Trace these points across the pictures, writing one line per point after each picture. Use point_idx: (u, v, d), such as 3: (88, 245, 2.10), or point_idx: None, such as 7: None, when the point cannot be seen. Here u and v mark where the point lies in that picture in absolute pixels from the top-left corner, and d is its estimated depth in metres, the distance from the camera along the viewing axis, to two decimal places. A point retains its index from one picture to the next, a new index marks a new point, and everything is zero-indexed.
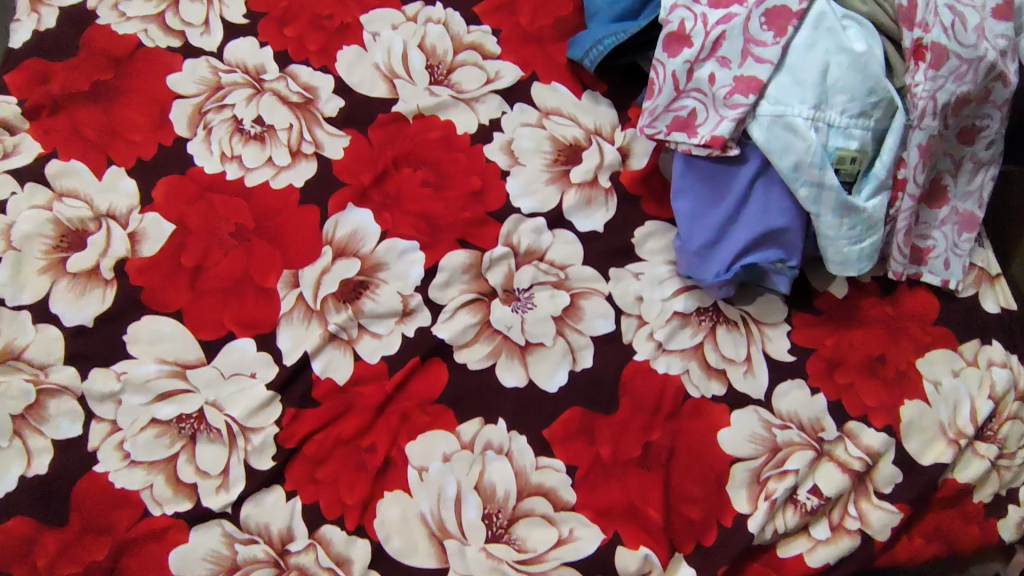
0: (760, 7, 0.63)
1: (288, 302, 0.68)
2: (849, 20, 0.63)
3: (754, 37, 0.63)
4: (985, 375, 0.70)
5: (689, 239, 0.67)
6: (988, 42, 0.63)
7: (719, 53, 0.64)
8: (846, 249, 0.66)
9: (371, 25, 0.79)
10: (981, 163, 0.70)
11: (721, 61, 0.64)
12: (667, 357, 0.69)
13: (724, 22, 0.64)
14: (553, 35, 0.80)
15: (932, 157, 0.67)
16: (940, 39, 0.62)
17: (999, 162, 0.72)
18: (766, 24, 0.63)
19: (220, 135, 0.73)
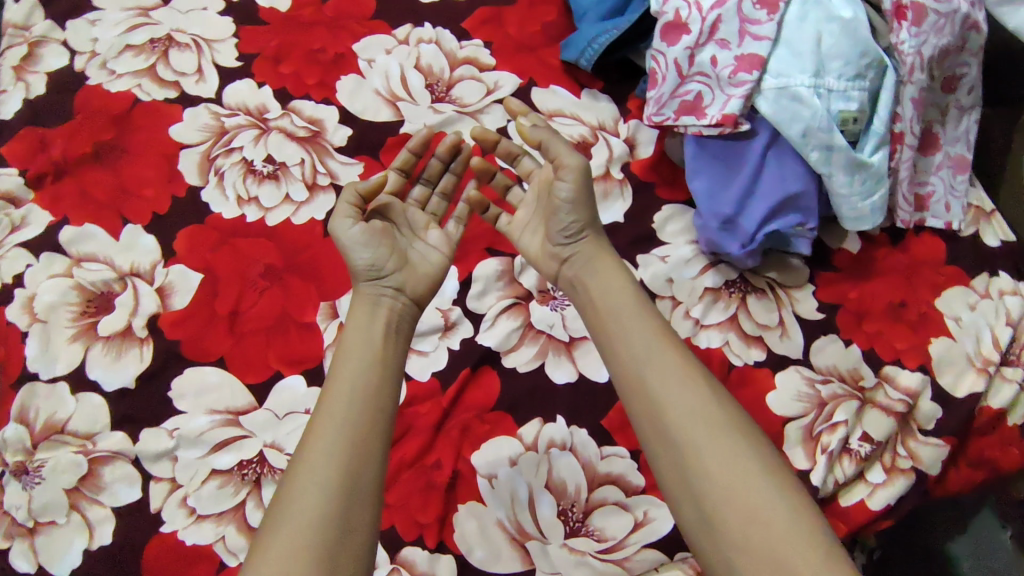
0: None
1: (331, 333, 0.68)
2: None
3: (748, 17, 0.66)
4: (999, 305, 0.75)
5: (711, 217, 0.70)
6: None
7: (717, 36, 0.68)
8: (860, 205, 0.69)
9: (365, 52, 0.80)
10: (964, 109, 0.75)
11: (720, 43, 0.67)
12: (706, 332, 0.72)
13: (718, 6, 0.67)
14: (544, 40, 0.82)
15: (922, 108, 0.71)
16: None
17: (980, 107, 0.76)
18: (758, 3, 0.66)
19: (233, 179, 0.73)
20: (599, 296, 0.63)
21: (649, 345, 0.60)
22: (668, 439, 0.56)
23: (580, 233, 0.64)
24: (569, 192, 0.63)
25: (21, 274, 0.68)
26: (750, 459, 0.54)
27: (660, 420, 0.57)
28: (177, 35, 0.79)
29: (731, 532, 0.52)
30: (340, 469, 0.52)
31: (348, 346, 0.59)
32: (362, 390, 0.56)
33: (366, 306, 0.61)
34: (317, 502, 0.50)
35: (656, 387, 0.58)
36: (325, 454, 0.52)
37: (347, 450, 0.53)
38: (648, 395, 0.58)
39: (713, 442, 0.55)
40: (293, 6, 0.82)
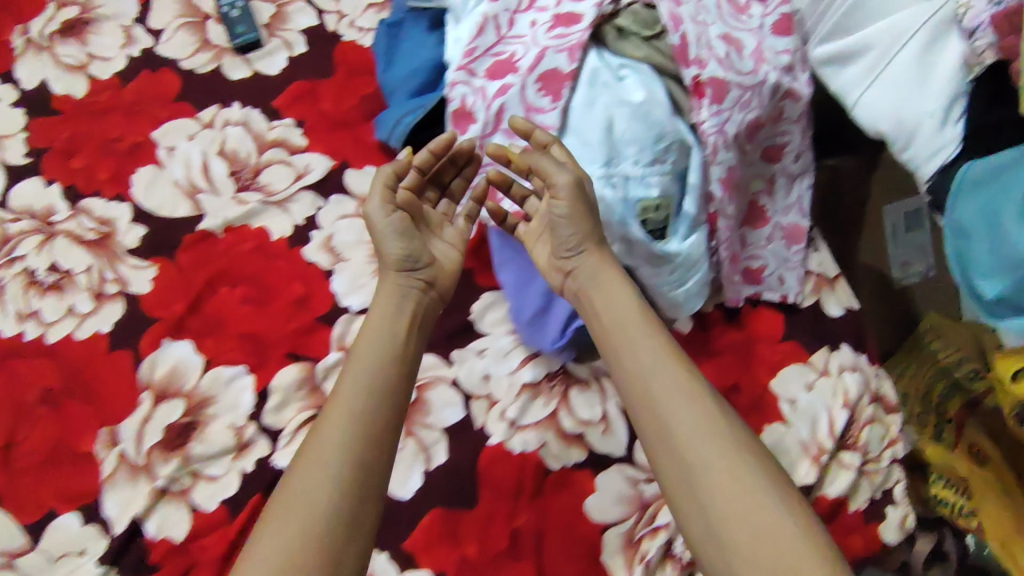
0: (532, 75, 0.61)
1: (110, 464, 0.63)
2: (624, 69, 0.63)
3: (533, 105, 0.61)
4: (837, 384, 0.70)
5: (520, 310, 0.67)
6: (767, 65, 0.63)
7: (504, 125, 0.62)
8: (672, 294, 0.65)
9: (165, 139, 0.75)
10: (795, 176, 0.70)
11: (507, 133, 0.63)
12: (522, 434, 0.67)
13: (502, 94, 0.61)
14: (361, 115, 0.77)
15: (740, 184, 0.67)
16: (717, 73, 0.61)
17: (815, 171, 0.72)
18: (542, 89, 0.61)
19: (13, 293, 0.68)
20: (600, 305, 0.58)
21: (627, 355, 0.56)
22: (661, 449, 0.52)
23: (582, 248, 0.59)
24: (568, 210, 0.57)
25: None
26: (748, 466, 0.49)
27: (663, 431, 0.52)
28: None
29: (742, 551, 0.46)
30: (337, 474, 0.50)
31: (371, 334, 0.57)
32: (377, 396, 0.54)
33: (397, 303, 0.59)
34: (320, 505, 0.48)
35: (660, 393, 0.53)
36: (322, 464, 0.50)
37: (363, 455, 0.51)
38: (654, 405, 0.53)
39: (715, 451, 0.50)
40: (91, 90, 0.77)
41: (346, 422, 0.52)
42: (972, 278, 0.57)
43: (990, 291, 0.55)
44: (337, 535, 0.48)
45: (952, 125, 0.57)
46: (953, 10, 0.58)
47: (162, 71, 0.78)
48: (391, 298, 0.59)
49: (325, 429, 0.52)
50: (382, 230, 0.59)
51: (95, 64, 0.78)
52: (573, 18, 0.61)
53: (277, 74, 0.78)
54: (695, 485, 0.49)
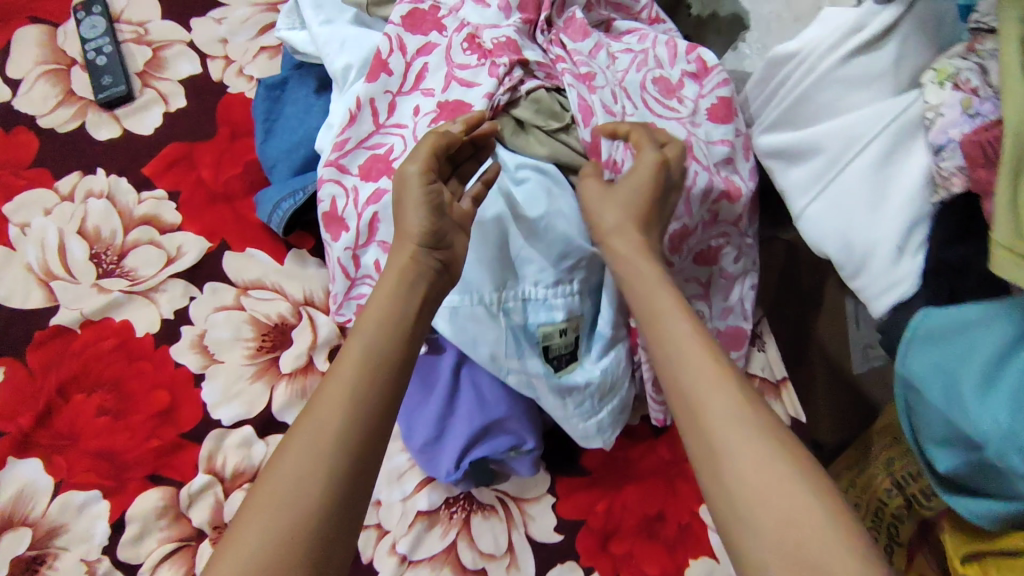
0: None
1: None
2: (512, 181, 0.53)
3: None
4: None
5: (411, 436, 0.58)
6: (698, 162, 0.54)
7: (378, 237, 0.52)
8: (582, 426, 0.55)
9: (18, 215, 0.65)
10: (734, 278, 0.59)
11: (382, 246, 0.52)
12: (414, 571, 0.59)
13: (375, 200, 0.51)
14: (243, 186, 0.67)
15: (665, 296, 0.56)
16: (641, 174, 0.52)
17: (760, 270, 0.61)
18: None
19: None
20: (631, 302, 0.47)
21: (675, 347, 0.43)
22: (699, 449, 0.39)
23: (606, 243, 0.49)
24: (607, 190, 0.50)
25: None
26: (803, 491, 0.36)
27: (701, 441, 0.39)
28: None
29: (754, 512, 0.36)
30: (329, 468, 0.38)
31: (390, 325, 0.44)
32: (369, 383, 0.41)
33: (416, 280, 0.46)
34: (301, 502, 0.37)
35: (706, 394, 0.40)
36: (308, 454, 0.38)
37: (338, 453, 0.39)
38: (687, 403, 0.41)
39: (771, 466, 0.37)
40: None
41: (338, 424, 0.39)
42: (924, 443, 0.48)
43: (942, 463, 0.47)
44: (326, 543, 0.37)
45: (910, 255, 0.47)
46: (920, 111, 0.46)
47: (18, 131, 0.68)
48: (407, 278, 0.45)
49: (312, 419, 0.40)
50: (411, 196, 0.46)
51: None
52: (461, 107, 0.52)
53: (150, 133, 0.68)
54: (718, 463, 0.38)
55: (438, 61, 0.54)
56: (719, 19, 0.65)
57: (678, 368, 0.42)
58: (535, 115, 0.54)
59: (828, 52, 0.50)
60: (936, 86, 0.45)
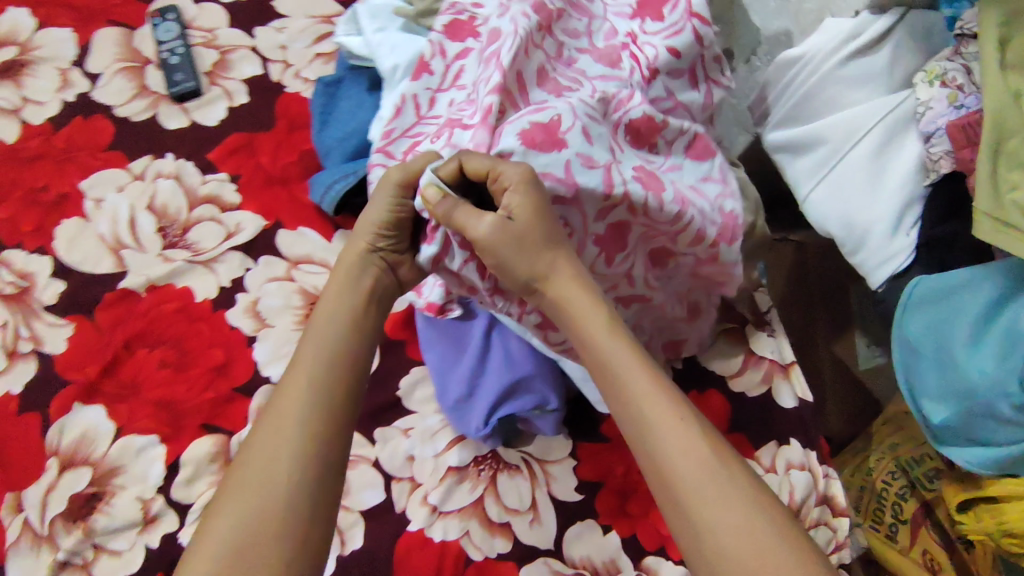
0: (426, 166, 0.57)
1: (11, 532, 0.61)
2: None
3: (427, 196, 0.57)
4: (784, 481, 0.66)
5: (444, 395, 0.63)
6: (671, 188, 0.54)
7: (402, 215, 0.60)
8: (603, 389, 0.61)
9: (93, 190, 0.72)
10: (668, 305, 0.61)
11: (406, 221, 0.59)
12: (443, 521, 0.64)
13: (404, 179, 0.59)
14: (298, 172, 0.74)
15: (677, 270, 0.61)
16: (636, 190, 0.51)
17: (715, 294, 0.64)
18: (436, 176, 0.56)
19: None
20: (578, 341, 0.49)
21: (626, 375, 0.46)
22: (657, 480, 0.44)
23: (534, 288, 0.50)
24: (517, 238, 0.48)
25: None
26: (752, 511, 0.42)
27: (659, 474, 0.44)
28: None
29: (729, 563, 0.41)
30: (294, 459, 0.46)
31: (358, 325, 0.54)
32: (324, 367, 0.51)
33: (359, 271, 0.56)
34: (275, 505, 0.44)
35: (663, 427, 0.45)
36: (276, 449, 0.46)
37: (305, 446, 0.47)
38: (644, 433, 0.45)
39: (730, 491, 0.43)
40: (21, 135, 0.74)
41: (297, 424, 0.47)
42: (917, 398, 0.54)
43: (937, 416, 0.52)
44: (298, 522, 0.44)
45: (904, 233, 0.54)
46: (911, 106, 0.54)
47: (97, 118, 0.75)
48: (343, 293, 0.55)
49: (273, 415, 0.48)
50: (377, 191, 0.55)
51: (28, 107, 0.75)
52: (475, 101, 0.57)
53: (215, 125, 0.76)
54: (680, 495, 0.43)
55: (473, 63, 0.62)
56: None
57: (638, 407, 0.46)
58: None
59: (830, 55, 0.58)
60: (926, 85, 0.53)
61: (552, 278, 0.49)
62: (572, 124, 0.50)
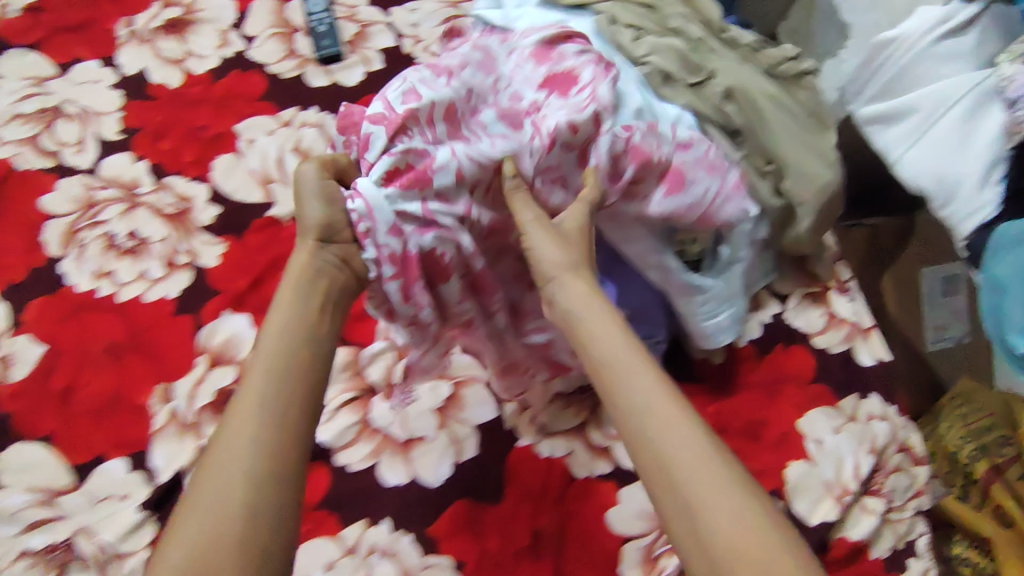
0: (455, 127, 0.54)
1: (161, 418, 0.67)
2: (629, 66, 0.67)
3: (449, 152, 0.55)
4: (865, 430, 0.72)
5: None
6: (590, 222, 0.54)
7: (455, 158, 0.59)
8: (703, 325, 0.67)
9: (247, 132, 0.81)
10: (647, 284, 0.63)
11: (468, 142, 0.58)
12: (551, 440, 0.70)
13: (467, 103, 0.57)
14: None
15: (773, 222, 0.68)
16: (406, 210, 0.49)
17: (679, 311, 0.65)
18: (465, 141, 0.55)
19: (93, 253, 0.74)
20: (581, 345, 0.46)
21: (625, 383, 0.43)
22: (650, 468, 0.41)
23: (554, 276, 0.49)
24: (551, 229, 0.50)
25: None
26: (741, 509, 0.38)
27: (658, 462, 0.40)
28: (66, 106, 0.81)
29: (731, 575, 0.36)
30: (240, 476, 0.40)
31: (286, 326, 0.47)
32: (273, 371, 0.44)
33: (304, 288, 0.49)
34: (227, 521, 0.38)
35: (667, 420, 0.41)
36: (225, 477, 0.40)
37: (261, 445, 0.41)
38: (644, 426, 0.41)
39: (724, 492, 0.38)
40: (185, 81, 0.83)
41: (250, 431, 0.41)
42: (1003, 333, 0.59)
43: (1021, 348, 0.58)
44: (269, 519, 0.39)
45: (991, 186, 0.61)
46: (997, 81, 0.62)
47: (251, 72, 0.84)
48: (295, 288, 0.49)
49: (226, 434, 0.42)
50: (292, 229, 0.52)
51: (191, 59, 0.85)
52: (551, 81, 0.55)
53: (354, 85, 0.85)
54: (674, 487, 0.39)
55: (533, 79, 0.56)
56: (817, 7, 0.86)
57: (632, 404, 0.42)
58: (645, 20, 0.69)
59: (925, 36, 0.66)
60: (1010, 63, 0.61)
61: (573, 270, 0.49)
62: (446, 164, 0.50)
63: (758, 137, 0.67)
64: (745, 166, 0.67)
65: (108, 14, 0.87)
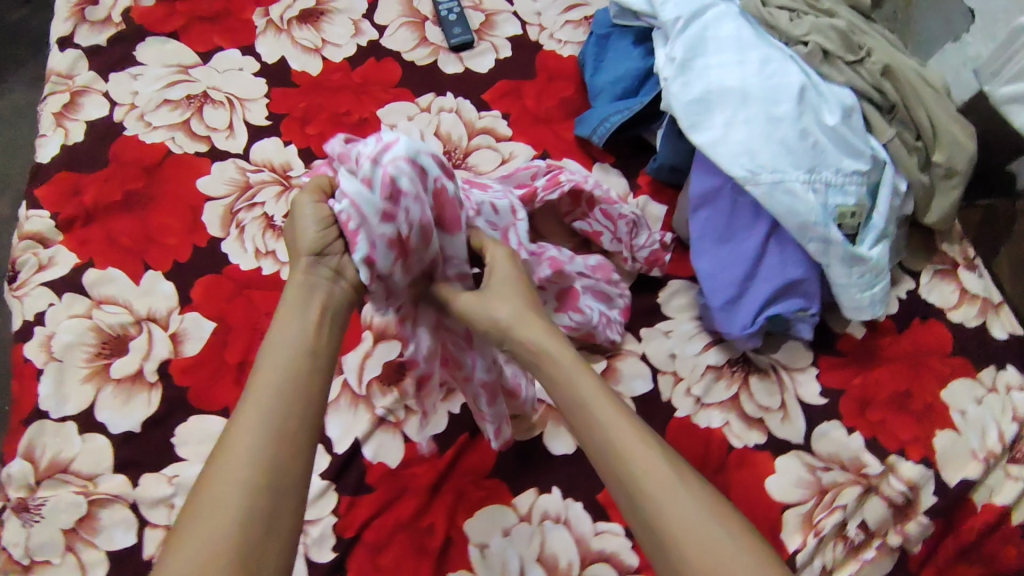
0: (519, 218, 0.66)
1: (335, 390, 0.71)
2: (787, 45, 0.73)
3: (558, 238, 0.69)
4: (1006, 400, 0.74)
5: (712, 295, 0.70)
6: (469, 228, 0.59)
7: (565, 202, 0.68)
8: (858, 296, 0.70)
9: (388, 118, 0.83)
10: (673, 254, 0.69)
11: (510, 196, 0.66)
12: (707, 411, 0.72)
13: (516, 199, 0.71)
14: (560, 115, 0.85)
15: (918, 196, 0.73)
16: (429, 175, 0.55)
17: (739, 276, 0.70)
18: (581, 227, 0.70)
19: (253, 234, 0.76)
20: (547, 382, 0.52)
21: (599, 416, 0.48)
22: (626, 499, 0.46)
23: (507, 331, 0.53)
24: (492, 293, 0.55)
25: (41, 313, 0.71)
26: (723, 532, 0.43)
27: (629, 491, 0.46)
28: (212, 93, 0.83)
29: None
30: (240, 488, 0.42)
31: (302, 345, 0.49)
32: (283, 388, 0.47)
33: (313, 291, 0.52)
34: (220, 533, 0.41)
35: (631, 454, 0.46)
36: (231, 481, 0.43)
37: (260, 459, 0.44)
38: (616, 462, 0.46)
39: (690, 512, 0.43)
40: (324, 70, 0.86)
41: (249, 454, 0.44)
42: None
43: None
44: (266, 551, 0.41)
45: None
46: None
47: (387, 61, 0.87)
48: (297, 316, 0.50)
49: (229, 451, 0.44)
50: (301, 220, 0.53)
51: (328, 48, 0.87)
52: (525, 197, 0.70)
53: (486, 72, 0.87)
54: (645, 515, 0.44)
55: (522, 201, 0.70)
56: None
57: (605, 440, 0.47)
58: (799, 4, 0.75)
59: None
60: None
61: (518, 325, 0.53)
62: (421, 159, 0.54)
63: (915, 111, 0.72)
64: (897, 142, 0.71)
65: (242, 4, 0.89)
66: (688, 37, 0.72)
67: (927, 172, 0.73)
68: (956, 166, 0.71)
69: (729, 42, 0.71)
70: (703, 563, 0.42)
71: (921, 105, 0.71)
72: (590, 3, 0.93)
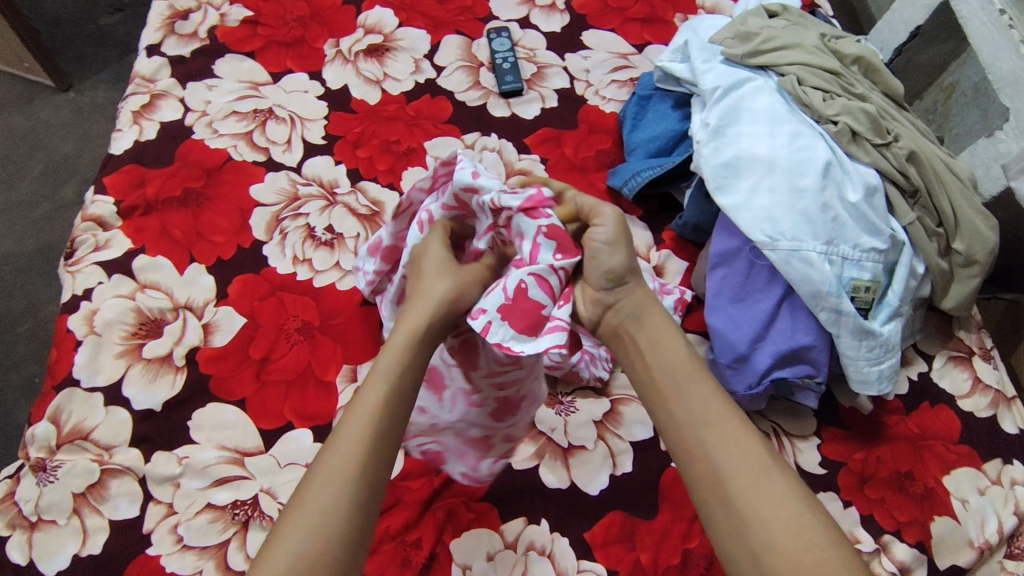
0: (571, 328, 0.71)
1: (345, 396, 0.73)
2: (817, 123, 0.75)
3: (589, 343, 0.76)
4: (1009, 494, 0.73)
5: (722, 353, 0.72)
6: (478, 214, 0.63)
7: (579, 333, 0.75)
8: (866, 370, 0.71)
9: (434, 150, 0.89)
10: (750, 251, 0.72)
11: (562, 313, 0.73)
12: None
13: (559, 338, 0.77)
14: (595, 165, 0.90)
15: (933, 278, 0.75)
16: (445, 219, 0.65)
17: (810, 247, 0.69)
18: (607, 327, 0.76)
19: (294, 240, 0.81)
20: (648, 360, 0.59)
21: (687, 392, 0.56)
22: (701, 471, 0.53)
23: (626, 280, 0.61)
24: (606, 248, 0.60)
25: (90, 289, 0.76)
26: (793, 505, 0.49)
27: (713, 471, 0.52)
28: (277, 109, 0.90)
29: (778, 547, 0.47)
30: (349, 496, 0.50)
31: (404, 378, 0.56)
32: (382, 423, 0.54)
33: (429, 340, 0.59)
34: (335, 517, 0.49)
35: (719, 434, 0.53)
36: (337, 485, 0.50)
37: (359, 468, 0.51)
38: (701, 443, 0.53)
39: (770, 483, 0.50)
40: (381, 100, 0.92)
41: (358, 462, 0.51)
42: None
43: None
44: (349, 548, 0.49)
45: None
46: None
47: (440, 98, 0.93)
48: (406, 357, 0.57)
49: (336, 452, 0.51)
50: (432, 270, 0.61)
51: (388, 81, 0.94)
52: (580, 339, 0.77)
53: (531, 118, 0.92)
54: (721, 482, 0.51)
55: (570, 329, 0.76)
56: (964, 91, 0.95)
57: (691, 415, 0.55)
58: (833, 85, 0.77)
59: None
60: None
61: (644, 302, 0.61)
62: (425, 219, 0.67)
63: (936, 199, 0.74)
64: (918, 226, 0.73)
65: (316, 34, 0.96)
66: (724, 104, 0.76)
67: (946, 258, 0.75)
68: (974, 255, 0.73)
69: (762, 114, 0.75)
70: (772, 528, 0.48)
71: (944, 193, 0.74)
72: (637, 66, 0.98)
